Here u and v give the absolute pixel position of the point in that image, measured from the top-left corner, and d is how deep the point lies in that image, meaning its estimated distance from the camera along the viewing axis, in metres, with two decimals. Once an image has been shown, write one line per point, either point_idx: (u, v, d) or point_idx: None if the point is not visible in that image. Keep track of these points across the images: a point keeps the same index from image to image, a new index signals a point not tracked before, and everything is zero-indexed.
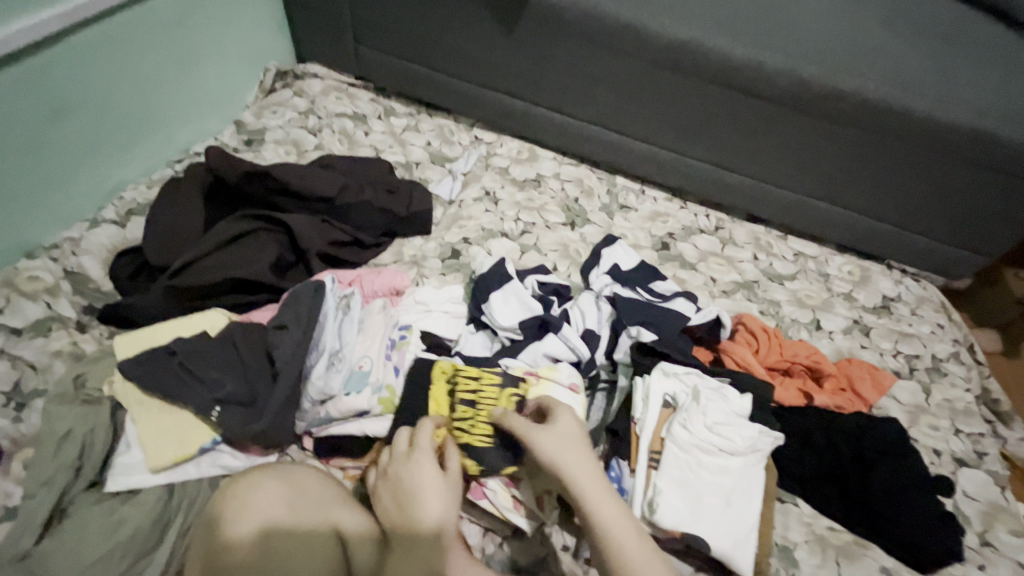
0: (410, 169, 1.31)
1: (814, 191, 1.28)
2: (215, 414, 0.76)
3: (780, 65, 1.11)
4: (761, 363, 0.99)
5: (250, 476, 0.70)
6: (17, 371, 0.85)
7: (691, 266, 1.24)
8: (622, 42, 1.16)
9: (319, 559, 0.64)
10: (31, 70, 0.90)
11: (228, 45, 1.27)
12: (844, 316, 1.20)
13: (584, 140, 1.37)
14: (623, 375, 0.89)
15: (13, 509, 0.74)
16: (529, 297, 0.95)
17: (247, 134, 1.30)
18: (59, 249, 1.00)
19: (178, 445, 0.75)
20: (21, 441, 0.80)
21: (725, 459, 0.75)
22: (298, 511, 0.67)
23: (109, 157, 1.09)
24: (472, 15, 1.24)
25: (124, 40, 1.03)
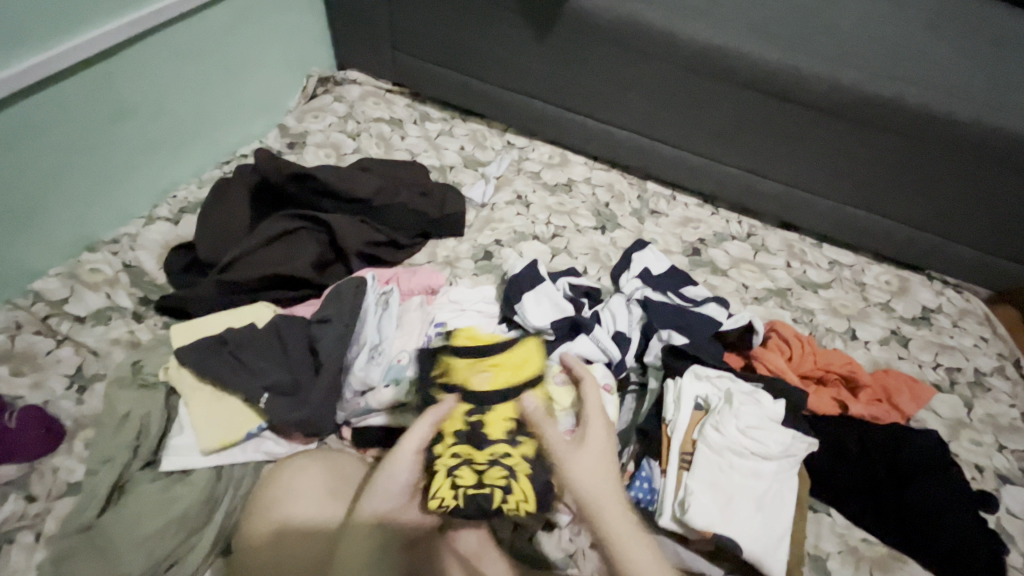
0: (444, 173, 1.35)
1: (850, 198, 1.26)
2: (263, 400, 0.80)
3: (816, 70, 1.10)
4: (794, 371, 0.98)
5: (297, 460, 0.74)
6: (80, 356, 0.91)
7: (723, 272, 1.24)
8: (655, 48, 1.17)
9: None
10: (98, 77, 0.97)
11: (274, 52, 1.34)
12: (881, 326, 1.18)
13: (615, 146, 1.38)
14: (654, 378, 0.90)
15: (75, 484, 0.79)
16: (560, 298, 0.97)
17: (290, 137, 1.36)
18: (118, 244, 1.07)
19: (226, 430, 0.80)
20: (83, 421, 0.85)
21: (758, 462, 0.74)
22: (338, 496, 0.71)
23: (165, 157, 1.16)
24: (507, 23, 1.27)
25: (181, 48, 1.10)
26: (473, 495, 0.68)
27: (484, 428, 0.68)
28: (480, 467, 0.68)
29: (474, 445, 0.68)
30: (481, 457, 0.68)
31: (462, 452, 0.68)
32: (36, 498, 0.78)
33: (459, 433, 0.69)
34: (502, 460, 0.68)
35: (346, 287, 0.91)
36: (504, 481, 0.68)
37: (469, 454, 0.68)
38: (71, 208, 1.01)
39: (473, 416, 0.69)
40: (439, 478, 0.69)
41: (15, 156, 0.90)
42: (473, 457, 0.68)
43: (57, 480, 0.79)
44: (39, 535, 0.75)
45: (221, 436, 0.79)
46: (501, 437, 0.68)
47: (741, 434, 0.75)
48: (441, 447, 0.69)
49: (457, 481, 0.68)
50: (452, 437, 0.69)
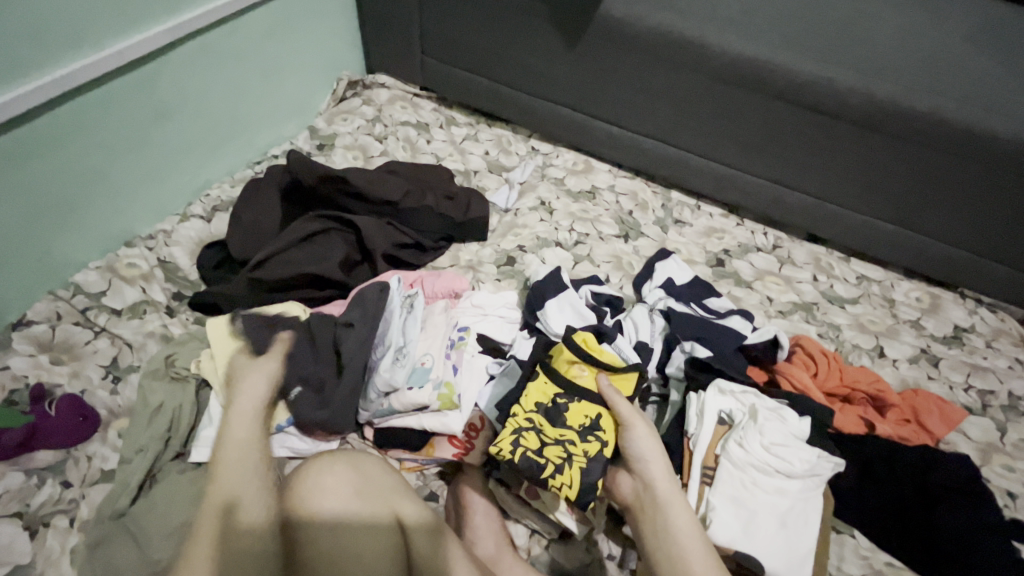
0: (469, 177, 1.36)
1: (881, 212, 1.24)
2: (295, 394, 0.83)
3: (851, 82, 1.09)
4: (819, 388, 0.96)
5: (322, 459, 0.76)
6: (116, 348, 0.94)
7: (747, 284, 1.23)
8: (686, 58, 1.16)
9: (381, 543, 0.70)
10: (142, 78, 1.01)
11: (307, 56, 1.37)
12: (911, 345, 1.15)
13: (641, 154, 1.37)
14: (676, 391, 0.89)
15: (109, 472, 0.82)
16: (583, 307, 0.98)
17: (320, 139, 1.38)
18: (154, 240, 1.10)
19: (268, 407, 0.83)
20: (117, 411, 0.88)
21: (782, 480, 0.73)
22: (363, 497, 0.73)
23: (201, 157, 1.19)
24: (537, 30, 1.27)
25: (221, 50, 1.14)
26: (529, 459, 0.74)
27: (565, 409, 0.78)
28: (547, 439, 0.76)
29: (549, 420, 0.78)
30: (551, 432, 0.77)
31: (536, 421, 0.77)
32: (71, 484, 0.80)
33: (541, 408, 0.79)
34: (566, 444, 0.76)
35: (371, 290, 0.92)
36: (560, 460, 0.74)
37: (541, 425, 0.77)
38: (112, 204, 1.05)
39: (561, 397, 0.80)
40: (505, 433, 0.76)
41: (63, 153, 0.93)
42: (544, 429, 0.77)
43: (92, 468, 0.82)
44: (73, 520, 0.78)
45: None
46: (576, 423, 0.77)
47: (766, 451, 0.74)
48: (520, 409, 0.79)
49: (522, 441, 0.75)
50: (531, 406, 0.79)
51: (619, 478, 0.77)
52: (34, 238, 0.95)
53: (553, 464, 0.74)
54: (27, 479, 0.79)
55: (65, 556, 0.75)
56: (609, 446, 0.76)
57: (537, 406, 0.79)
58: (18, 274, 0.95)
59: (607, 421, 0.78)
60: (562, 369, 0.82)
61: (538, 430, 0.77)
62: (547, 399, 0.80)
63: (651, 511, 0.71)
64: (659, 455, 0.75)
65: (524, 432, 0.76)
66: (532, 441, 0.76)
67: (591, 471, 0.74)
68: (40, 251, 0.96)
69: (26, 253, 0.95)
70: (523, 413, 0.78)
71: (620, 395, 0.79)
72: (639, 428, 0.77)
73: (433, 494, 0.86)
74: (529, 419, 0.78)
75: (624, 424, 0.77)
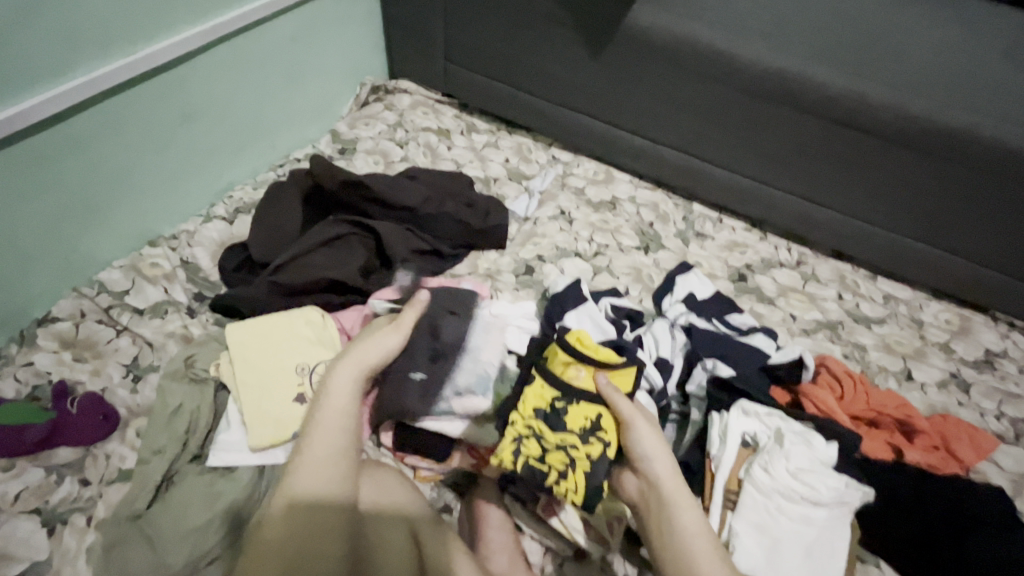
0: (489, 184, 1.35)
1: (910, 231, 1.21)
2: None
3: (883, 97, 1.06)
4: (845, 411, 0.94)
5: None
6: (137, 346, 0.95)
7: (770, 300, 1.20)
8: (712, 69, 1.15)
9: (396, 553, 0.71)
10: (171, 80, 1.02)
11: (332, 61, 1.38)
12: (940, 368, 1.12)
13: (663, 165, 1.36)
14: (697, 410, 0.87)
15: (127, 472, 0.83)
16: (603, 320, 0.96)
17: (342, 143, 1.39)
18: (177, 240, 1.11)
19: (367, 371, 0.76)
20: (136, 410, 0.89)
21: (808, 508, 0.71)
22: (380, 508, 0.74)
23: (226, 159, 1.20)
24: (561, 39, 1.27)
25: (248, 55, 1.15)
26: (531, 467, 0.74)
27: (565, 413, 0.75)
28: (548, 446, 0.74)
29: (548, 425, 0.75)
30: (551, 437, 0.74)
31: (536, 428, 0.75)
32: (89, 482, 0.81)
33: (540, 413, 0.76)
34: (568, 449, 0.74)
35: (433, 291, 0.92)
36: (563, 467, 0.73)
37: (541, 432, 0.75)
38: (137, 203, 1.06)
39: (560, 401, 0.76)
40: (506, 443, 0.75)
41: (93, 153, 0.95)
42: (545, 436, 0.74)
43: (110, 466, 0.83)
44: (90, 519, 0.78)
45: (271, 435, 0.82)
46: (576, 426, 0.75)
47: (791, 477, 0.71)
48: (518, 417, 0.76)
49: (524, 450, 0.74)
50: (529, 411, 0.76)
51: (623, 477, 0.74)
52: (62, 235, 0.96)
53: (558, 472, 0.73)
54: (47, 476, 0.80)
55: (81, 555, 0.75)
56: (612, 446, 0.74)
57: (536, 410, 0.76)
58: (45, 271, 0.96)
59: (606, 421, 0.75)
60: (555, 369, 0.79)
61: (538, 438, 0.74)
62: (545, 403, 0.77)
63: (658, 511, 0.68)
64: (663, 454, 0.71)
65: (523, 442, 0.75)
66: (531, 450, 0.74)
67: (597, 474, 0.73)
68: (67, 249, 0.98)
69: (54, 251, 0.96)
70: (523, 419, 0.76)
71: (620, 393, 0.76)
72: (640, 426, 0.73)
73: (448, 507, 0.85)
74: (529, 426, 0.75)
75: (625, 423, 0.74)
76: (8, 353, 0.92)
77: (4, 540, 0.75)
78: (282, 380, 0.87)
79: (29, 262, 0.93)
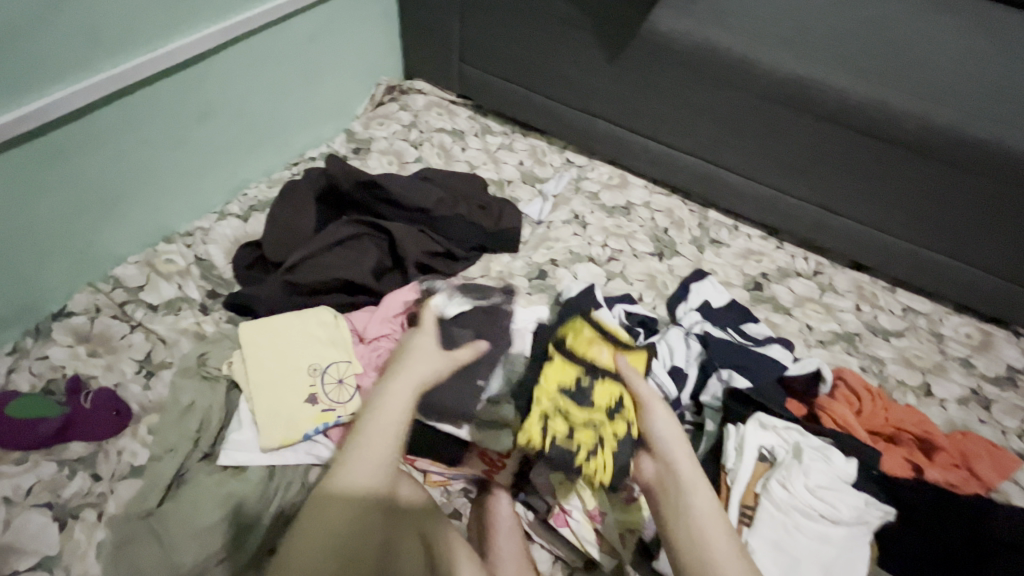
0: (502, 187, 1.35)
1: (932, 243, 1.18)
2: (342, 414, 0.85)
3: (907, 106, 1.04)
4: (862, 426, 0.92)
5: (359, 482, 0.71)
6: (151, 342, 0.96)
7: (785, 310, 1.18)
8: (732, 75, 1.14)
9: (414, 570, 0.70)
10: (190, 78, 1.02)
11: (348, 60, 1.37)
12: (960, 384, 1.09)
13: (678, 170, 1.34)
14: (711, 420, 0.86)
15: (138, 468, 0.83)
16: (616, 327, 0.95)
17: (356, 143, 1.39)
18: (192, 237, 1.11)
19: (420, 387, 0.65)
20: (148, 406, 0.89)
21: (826, 526, 0.69)
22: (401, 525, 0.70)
23: (241, 157, 1.20)
24: (579, 42, 1.26)
25: (266, 53, 1.15)
26: (558, 447, 0.70)
27: (590, 390, 0.73)
28: (575, 424, 0.71)
29: (574, 403, 0.72)
30: (578, 415, 0.71)
31: (563, 405, 0.71)
32: (101, 477, 0.81)
33: (565, 389, 0.73)
34: (596, 427, 0.71)
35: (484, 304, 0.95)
36: (591, 445, 0.70)
37: (567, 409, 0.71)
38: (154, 199, 1.06)
39: (585, 378, 0.73)
40: (532, 420, 0.71)
41: (111, 148, 0.95)
42: (572, 413, 0.71)
43: (122, 462, 0.83)
44: (101, 514, 0.78)
45: (282, 435, 0.82)
46: (602, 403, 0.73)
47: (809, 493, 0.70)
48: (542, 392, 0.72)
49: (550, 428, 0.70)
50: (554, 387, 0.72)
51: (641, 464, 0.70)
52: (80, 230, 0.97)
53: (586, 450, 0.70)
54: (60, 471, 0.81)
55: (91, 551, 0.75)
56: (634, 425, 0.72)
57: (560, 386, 0.73)
58: (62, 265, 0.97)
59: (628, 400, 0.74)
60: (576, 349, 0.77)
61: (565, 415, 0.71)
62: (569, 381, 0.73)
63: (672, 496, 0.64)
64: (683, 445, 0.68)
65: (551, 419, 0.71)
66: (559, 427, 0.70)
67: (622, 452, 0.71)
68: (84, 243, 0.98)
69: (71, 245, 0.96)
70: (548, 394, 0.72)
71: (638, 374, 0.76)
72: (659, 409, 0.73)
73: (457, 512, 0.84)
74: (556, 402, 0.71)
75: (643, 405, 0.73)
76: (24, 346, 0.93)
77: (16, 533, 0.75)
78: (295, 380, 0.87)
79: (47, 256, 0.94)
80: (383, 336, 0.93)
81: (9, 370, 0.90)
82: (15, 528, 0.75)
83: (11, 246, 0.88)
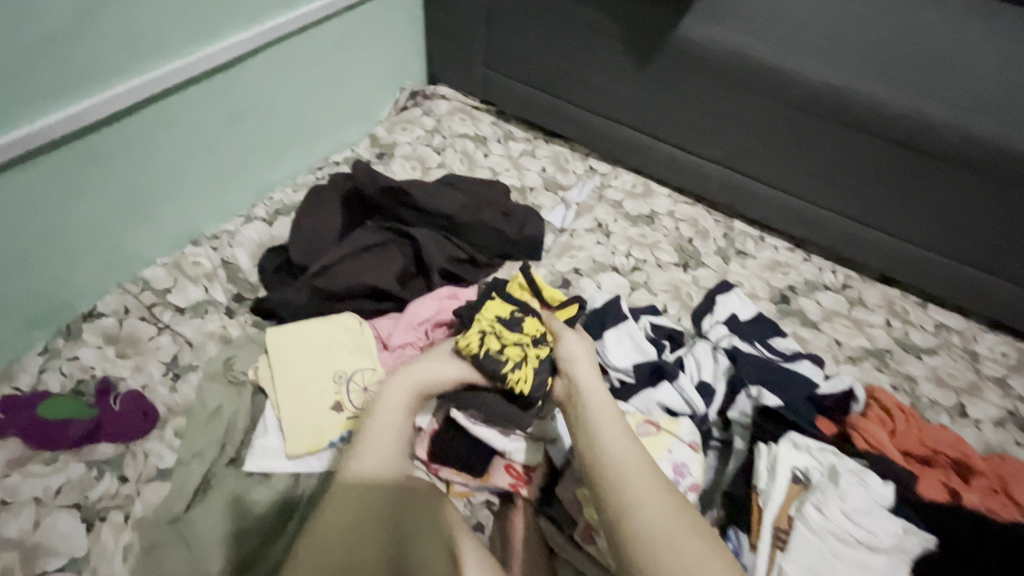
0: (525, 194, 1.34)
1: (968, 258, 1.15)
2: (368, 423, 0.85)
3: (946, 118, 1.02)
4: (896, 446, 0.89)
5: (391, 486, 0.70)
6: (178, 345, 0.96)
7: (813, 324, 1.16)
8: (764, 84, 1.12)
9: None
10: (222, 83, 1.04)
11: (374, 66, 1.38)
12: (996, 405, 1.06)
13: (704, 179, 1.33)
14: (740, 438, 0.84)
15: (164, 471, 0.83)
16: (643, 339, 0.93)
17: (380, 147, 1.39)
18: (218, 240, 1.12)
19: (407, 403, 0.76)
20: (175, 409, 0.90)
21: (864, 553, 0.67)
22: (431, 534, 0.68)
23: (268, 160, 1.21)
24: (607, 50, 1.25)
25: (295, 58, 1.16)
26: (487, 358, 0.81)
27: (521, 321, 0.85)
28: (505, 342, 0.82)
29: (507, 329, 0.84)
30: (509, 337, 0.83)
31: (499, 328, 0.84)
32: (128, 479, 0.82)
33: (501, 319, 0.86)
34: (522, 346, 0.82)
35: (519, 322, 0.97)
36: (516, 360, 0.81)
37: (500, 332, 0.83)
38: (183, 202, 1.07)
39: (520, 313, 0.87)
40: (471, 336, 0.83)
41: (144, 152, 0.96)
42: (505, 334, 0.83)
43: (148, 465, 0.83)
44: (127, 516, 0.79)
45: (307, 442, 0.82)
46: (531, 331, 0.85)
47: (846, 518, 0.68)
48: (482, 318, 0.85)
49: (484, 342, 0.82)
50: (493, 316, 0.86)
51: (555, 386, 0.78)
52: (111, 232, 0.98)
53: (511, 362, 0.81)
54: (88, 471, 0.81)
55: (117, 553, 0.76)
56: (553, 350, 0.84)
57: (497, 316, 0.86)
58: (93, 266, 0.98)
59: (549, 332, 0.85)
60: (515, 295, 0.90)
61: (498, 337, 0.83)
62: (505, 314, 0.87)
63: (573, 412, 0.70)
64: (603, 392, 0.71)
65: (489, 338, 0.82)
66: (490, 342, 0.82)
67: (541, 369, 0.81)
68: (115, 245, 1.00)
69: (102, 246, 0.98)
70: (487, 319, 0.85)
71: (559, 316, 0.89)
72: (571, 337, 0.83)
73: (480, 525, 0.83)
74: (492, 325, 0.84)
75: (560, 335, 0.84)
76: (54, 346, 0.94)
77: (45, 533, 0.76)
78: (321, 387, 0.87)
79: (79, 257, 0.95)
80: (407, 344, 0.94)
81: (40, 370, 0.91)
82: (45, 528, 0.76)
83: (46, 247, 0.90)
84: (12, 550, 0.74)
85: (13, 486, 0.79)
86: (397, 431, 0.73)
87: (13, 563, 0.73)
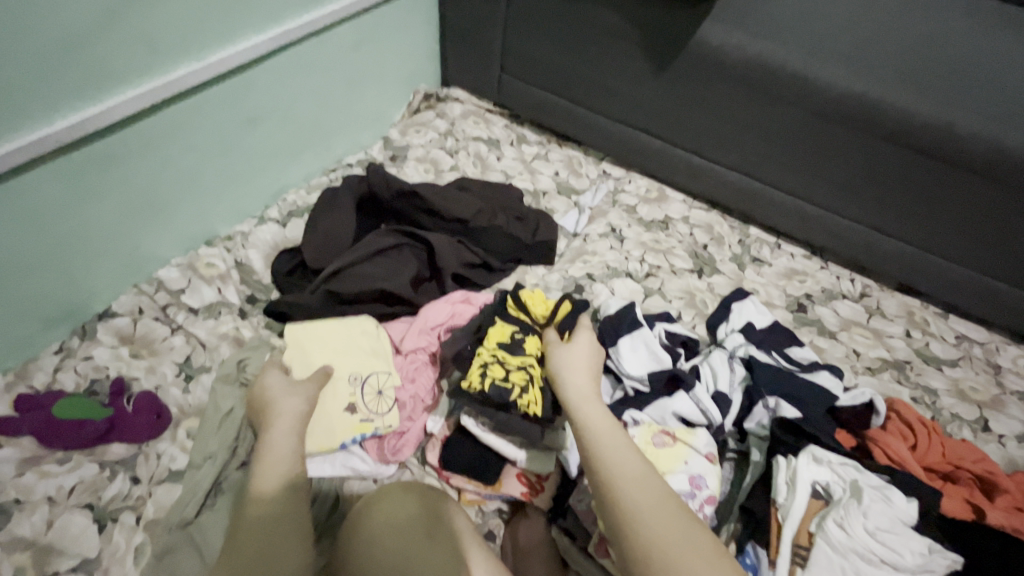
0: (538, 198, 1.33)
1: (992, 268, 1.13)
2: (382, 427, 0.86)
3: (972, 126, 1.00)
4: (917, 461, 0.87)
5: (393, 492, 0.74)
6: (191, 346, 0.96)
7: (831, 334, 1.14)
8: (785, 90, 1.10)
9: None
10: (238, 85, 1.04)
11: (389, 68, 1.38)
12: (1020, 420, 1.03)
13: (720, 185, 1.31)
14: (757, 449, 0.82)
15: (176, 472, 0.83)
16: (659, 347, 0.92)
17: (394, 150, 1.39)
18: (232, 241, 1.12)
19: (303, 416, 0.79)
20: (187, 410, 0.90)
21: (889, 572, 0.66)
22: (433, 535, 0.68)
23: (283, 162, 1.21)
24: (625, 54, 1.24)
25: (311, 61, 1.16)
26: (497, 387, 0.79)
27: (522, 342, 0.84)
28: (510, 367, 0.81)
29: (510, 353, 0.83)
30: (513, 360, 0.82)
31: (500, 354, 0.82)
32: (140, 480, 0.82)
33: (503, 343, 0.84)
34: (529, 368, 0.81)
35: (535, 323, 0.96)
36: (524, 382, 0.80)
37: (503, 358, 0.82)
38: (198, 203, 1.08)
39: (519, 333, 0.86)
40: (473, 368, 0.82)
41: (161, 153, 0.97)
42: (506, 359, 0.82)
43: (160, 466, 0.83)
44: (139, 518, 0.79)
45: (319, 441, 0.84)
46: (533, 352, 0.84)
47: (870, 536, 0.67)
48: (484, 348, 0.84)
49: (488, 373, 0.80)
50: (495, 343, 0.84)
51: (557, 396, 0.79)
52: (128, 232, 0.98)
53: (520, 387, 0.79)
54: (101, 472, 0.82)
55: (128, 555, 0.76)
56: None
57: (498, 342, 0.84)
58: (109, 267, 0.98)
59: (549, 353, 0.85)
60: (514, 314, 0.89)
61: (504, 365, 0.81)
62: (506, 337, 0.85)
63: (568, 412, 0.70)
64: (595, 397, 0.71)
65: (493, 368, 0.81)
66: (495, 373, 0.80)
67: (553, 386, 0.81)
68: (131, 246, 1.00)
69: (119, 247, 0.98)
70: (488, 348, 0.83)
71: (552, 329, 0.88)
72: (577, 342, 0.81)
73: (491, 533, 0.82)
74: (494, 354, 0.82)
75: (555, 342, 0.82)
76: (70, 345, 0.95)
77: (58, 533, 0.76)
78: (336, 389, 0.88)
79: (96, 257, 0.96)
80: (418, 348, 0.94)
81: (55, 369, 0.92)
82: (58, 528, 0.76)
83: (63, 246, 0.90)
84: (25, 550, 0.74)
85: (27, 485, 0.79)
86: (293, 452, 0.73)
87: (26, 563, 0.74)
